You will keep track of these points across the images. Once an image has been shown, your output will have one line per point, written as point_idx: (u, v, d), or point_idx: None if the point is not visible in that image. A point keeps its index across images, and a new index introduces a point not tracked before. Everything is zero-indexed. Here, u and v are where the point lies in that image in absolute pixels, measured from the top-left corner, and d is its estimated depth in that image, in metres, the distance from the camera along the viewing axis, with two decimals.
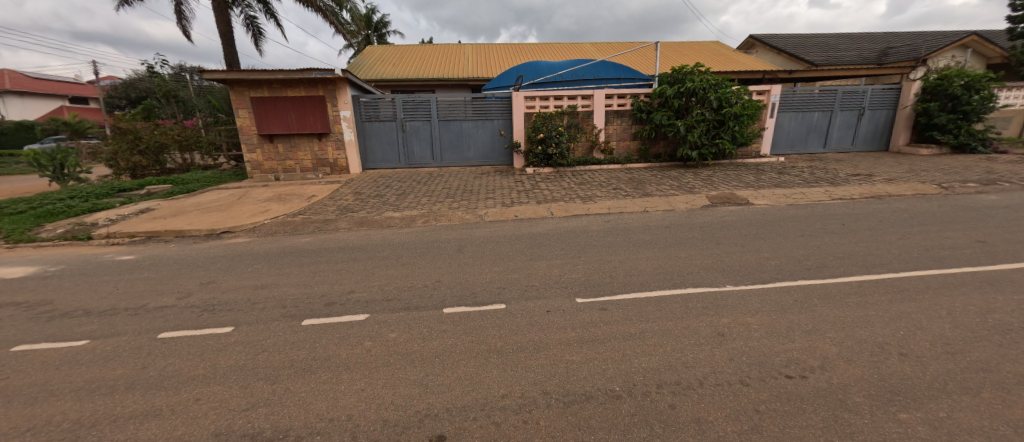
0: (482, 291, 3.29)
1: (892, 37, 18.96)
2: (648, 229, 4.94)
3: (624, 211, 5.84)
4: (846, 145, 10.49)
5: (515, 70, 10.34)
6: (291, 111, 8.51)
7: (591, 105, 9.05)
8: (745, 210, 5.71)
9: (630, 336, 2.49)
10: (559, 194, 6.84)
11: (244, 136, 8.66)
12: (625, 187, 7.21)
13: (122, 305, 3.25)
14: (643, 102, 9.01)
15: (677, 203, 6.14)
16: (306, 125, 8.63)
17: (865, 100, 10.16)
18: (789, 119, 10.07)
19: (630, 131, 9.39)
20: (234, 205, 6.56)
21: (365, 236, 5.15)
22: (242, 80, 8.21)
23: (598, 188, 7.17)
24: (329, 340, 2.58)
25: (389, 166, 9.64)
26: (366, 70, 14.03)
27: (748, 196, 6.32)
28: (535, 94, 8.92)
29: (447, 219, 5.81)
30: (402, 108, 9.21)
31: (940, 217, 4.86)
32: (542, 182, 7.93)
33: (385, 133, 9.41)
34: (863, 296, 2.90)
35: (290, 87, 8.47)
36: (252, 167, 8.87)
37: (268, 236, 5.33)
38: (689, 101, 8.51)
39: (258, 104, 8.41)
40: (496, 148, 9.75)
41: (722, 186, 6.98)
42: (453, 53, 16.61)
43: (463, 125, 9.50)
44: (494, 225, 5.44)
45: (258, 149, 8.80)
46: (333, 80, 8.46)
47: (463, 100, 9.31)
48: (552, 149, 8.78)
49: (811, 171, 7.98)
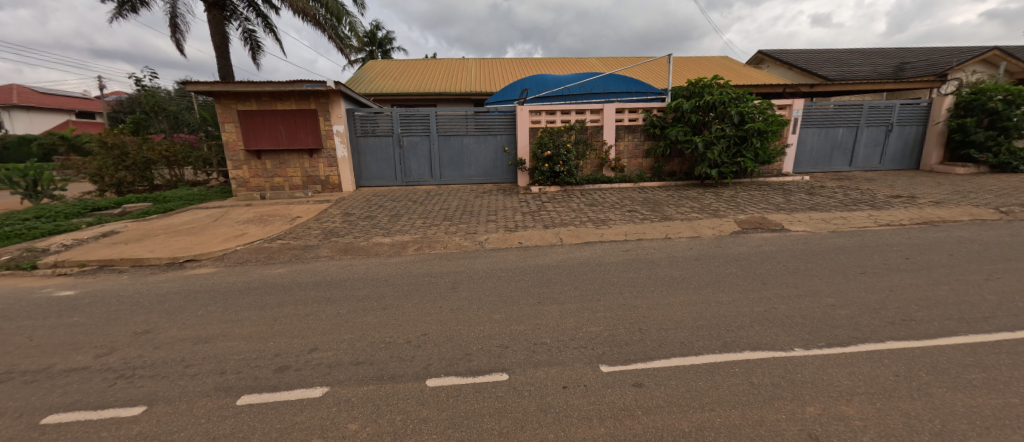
0: (478, 352, 2.56)
1: (906, 52, 18.60)
2: (675, 262, 4.23)
3: (644, 239, 5.15)
4: (873, 164, 9.81)
5: (520, 83, 9.84)
6: (280, 125, 7.97)
7: (601, 120, 8.63)
8: (782, 238, 5.01)
9: (683, 436, 1.76)
10: (569, 217, 6.18)
11: (229, 152, 8.04)
12: (641, 208, 6.54)
13: (21, 367, 2.55)
14: (656, 117, 8.54)
15: (703, 228, 5.42)
16: (297, 140, 8.07)
17: (893, 115, 9.53)
18: (811, 135, 9.43)
19: (643, 148, 8.87)
20: (208, 228, 5.90)
21: (347, 268, 4.48)
22: (229, 93, 7.68)
23: (612, 210, 6.49)
24: (263, 435, 1.87)
25: (385, 183, 9.03)
26: (367, 84, 13.74)
27: (782, 220, 5.61)
28: (541, 108, 8.46)
29: (443, 247, 5.12)
30: (399, 122, 8.67)
31: (1020, 250, 4.13)
32: (549, 202, 7.29)
33: (382, 149, 8.85)
34: (989, 371, 2.14)
35: (281, 100, 7.93)
36: (237, 185, 8.18)
37: (237, 265, 4.66)
38: (707, 116, 7.83)
39: (247, 117, 7.86)
40: (498, 165, 9.14)
41: (750, 208, 6.27)
42: (456, 67, 16.32)
43: (465, 140, 8.93)
44: (496, 255, 4.76)
45: (244, 166, 8.13)
46: (325, 92, 7.94)
47: (464, 114, 8.77)
48: (560, 166, 8.20)
49: (845, 192, 7.26)
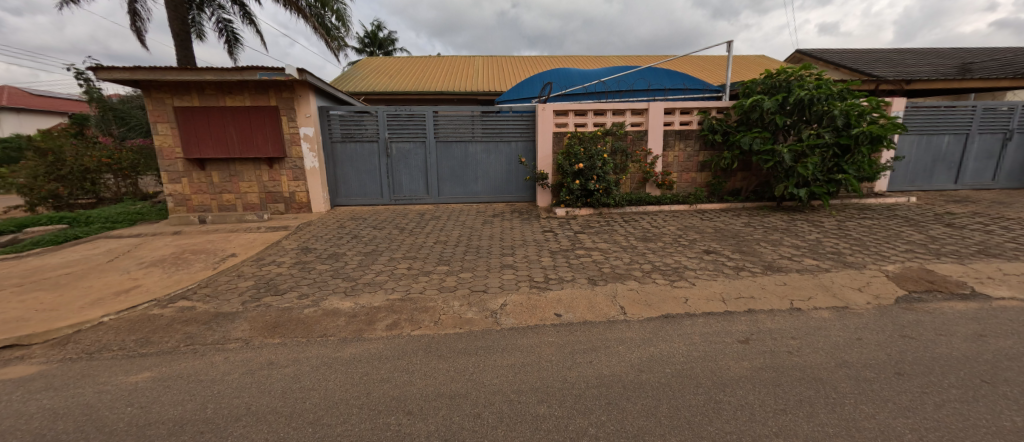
0: None
1: (963, 53, 16.61)
2: (869, 382, 2.22)
3: (762, 312, 3.15)
4: (985, 180, 7.78)
5: (539, 77, 7.96)
6: (230, 127, 6.11)
7: (645, 123, 6.71)
8: (999, 314, 2.99)
9: None
10: (621, 262, 4.21)
11: (164, 160, 6.17)
12: (721, 247, 4.56)
13: None
14: (718, 120, 6.59)
15: (846, 292, 3.41)
16: (251, 146, 6.19)
17: (1013, 120, 7.52)
18: (910, 144, 7.44)
19: (697, 159, 6.92)
20: (88, 275, 3.97)
21: (261, 373, 2.52)
22: (161, 83, 5.83)
23: (680, 249, 4.53)
24: None
25: (367, 202, 7.13)
26: (358, 82, 11.98)
27: (965, 277, 3.59)
28: (569, 107, 6.58)
29: (433, 322, 3.13)
30: (387, 125, 6.80)
31: None
32: (584, 234, 5.36)
33: (364, 157, 6.94)
34: None
35: (231, 93, 6.07)
36: (174, 203, 6.31)
37: (78, 361, 2.69)
38: (795, 118, 5.83)
39: (186, 116, 6.00)
40: (512, 179, 7.22)
41: (891, 251, 4.24)
42: (461, 65, 14.49)
43: (470, 147, 7.02)
44: (521, 346, 2.77)
45: (184, 179, 6.27)
46: (289, 85, 6.07)
47: (469, 115, 6.87)
48: (595, 183, 6.23)
49: (996, 223, 5.23)
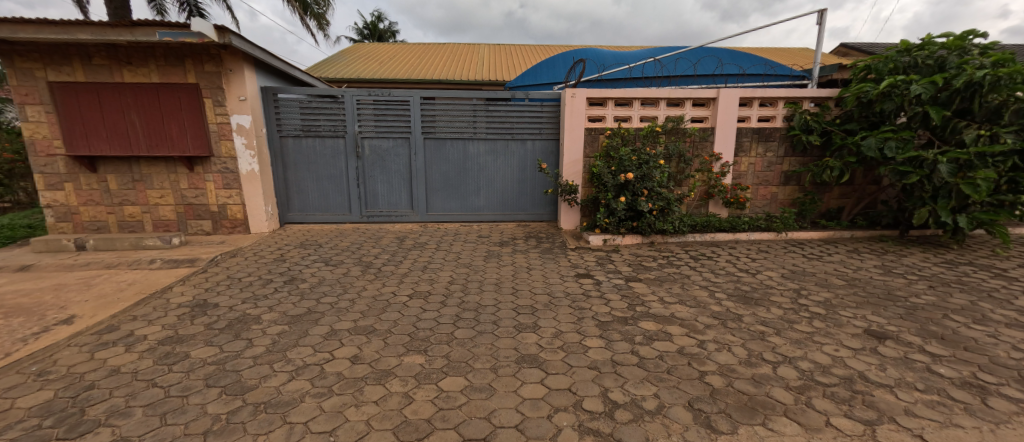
0: None
1: None
2: None
3: None
4: None
5: (564, 58, 6.11)
6: (131, 112, 4.30)
7: (713, 117, 4.84)
8: None
9: None
10: (735, 360, 2.31)
11: (38, 158, 4.36)
12: (894, 327, 2.63)
13: None
14: (818, 116, 4.72)
15: None
16: (161, 141, 4.38)
17: None
18: None
19: (781, 169, 5.04)
20: None
21: None
22: (25, 46, 4.01)
23: (826, 329, 2.62)
24: None
25: (330, 218, 5.30)
26: (341, 69, 10.16)
27: None
28: (609, 94, 4.70)
29: None
30: (356, 114, 4.97)
31: None
32: (639, 283, 3.49)
33: (325, 158, 5.11)
34: None
35: (132, 64, 4.26)
36: (55, 218, 4.53)
37: None
38: (953, 109, 3.92)
39: (65, 95, 4.19)
40: (526, 190, 5.39)
41: None
42: (464, 53, 12.62)
43: (469, 147, 5.19)
44: None
45: (68, 184, 4.48)
46: (212, 52, 4.24)
47: (470, 103, 5.03)
48: (645, 201, 4.38)
49: None
